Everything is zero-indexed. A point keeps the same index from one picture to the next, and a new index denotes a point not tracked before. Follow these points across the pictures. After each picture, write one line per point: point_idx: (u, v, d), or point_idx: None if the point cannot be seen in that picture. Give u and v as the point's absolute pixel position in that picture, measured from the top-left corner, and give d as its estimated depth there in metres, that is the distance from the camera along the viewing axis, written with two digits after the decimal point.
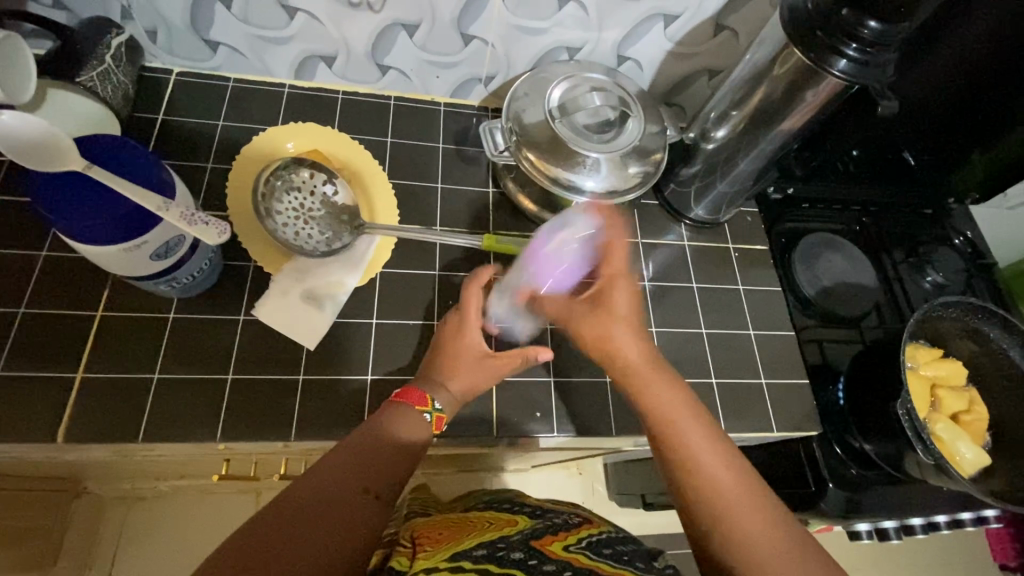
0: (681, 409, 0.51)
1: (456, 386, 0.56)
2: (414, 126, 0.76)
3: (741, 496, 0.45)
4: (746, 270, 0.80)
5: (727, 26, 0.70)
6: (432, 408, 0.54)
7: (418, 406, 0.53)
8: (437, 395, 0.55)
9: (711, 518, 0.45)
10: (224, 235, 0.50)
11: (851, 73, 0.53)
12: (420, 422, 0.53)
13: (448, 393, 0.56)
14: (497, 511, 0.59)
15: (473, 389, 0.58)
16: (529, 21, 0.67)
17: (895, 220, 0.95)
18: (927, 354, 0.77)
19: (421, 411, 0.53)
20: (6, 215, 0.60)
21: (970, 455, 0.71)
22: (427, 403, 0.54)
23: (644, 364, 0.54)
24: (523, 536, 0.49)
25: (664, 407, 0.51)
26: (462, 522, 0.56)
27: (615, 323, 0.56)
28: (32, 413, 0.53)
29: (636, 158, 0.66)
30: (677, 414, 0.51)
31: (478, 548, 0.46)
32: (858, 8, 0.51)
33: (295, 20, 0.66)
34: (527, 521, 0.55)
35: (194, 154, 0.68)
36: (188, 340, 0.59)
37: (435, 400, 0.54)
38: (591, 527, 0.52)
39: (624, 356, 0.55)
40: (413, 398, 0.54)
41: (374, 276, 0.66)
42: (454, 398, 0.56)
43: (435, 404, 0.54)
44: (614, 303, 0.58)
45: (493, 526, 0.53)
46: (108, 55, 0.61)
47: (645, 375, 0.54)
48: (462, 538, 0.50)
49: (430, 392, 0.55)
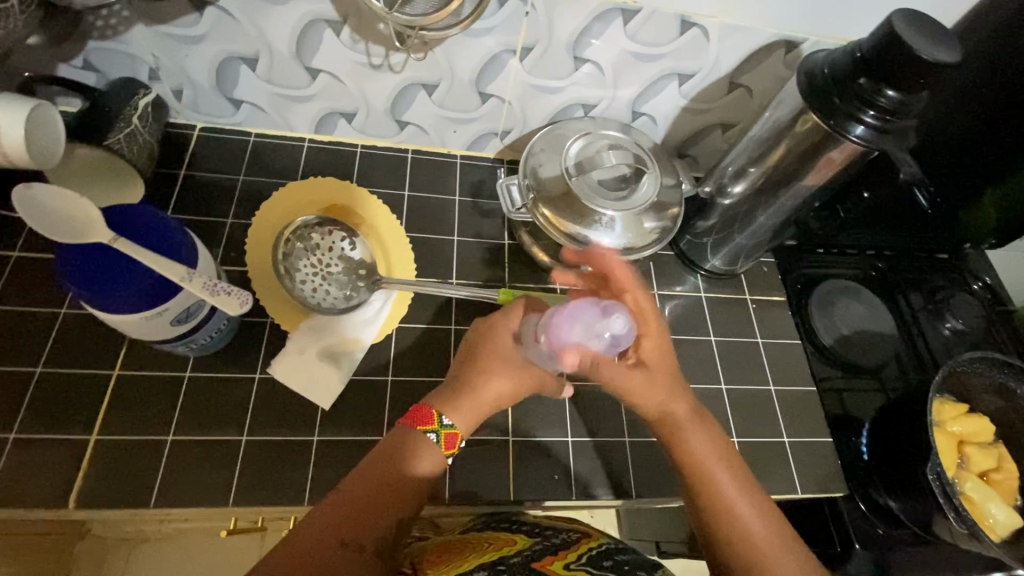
0: (715, 460, 0.52)
1: (478, 395, 0.52)
2: (431, 179, 0.77)
3: (775, 545, 0.49)
4: (762, 320, 0.79)
5: (741, 84, 0.71)
6: (438, 426, 0.50)
7: (421, 424, 0.50)
8: (445, 411, 0.51)
9: (748, 566, 0.48)
10: (246, 305, 0.50)
11: (869, 139, 0.54)
12: (428, 445, 0.50)
13: (466, 404, 0.51)
14: (496, 531, 0.58)
15: (501, 401, 0.54)
16: (545, 80, 0.68)
17: (910, 266, 0.94)
18: (952, 409, 0.75)
19: (424, 431, 0.50)
20: (29, 273, 0.61)
21: (1002, 517, 0.69)
22: (432, 421, 0.50)
23: (682, 418, 0.54)
24: (523, 558, 0.48)
25: (703, 461, 0.52)
26: (461, 544, 0.55)
27: (653, 375, 0.54)
28: (44, 477, 0.53)
29: (652, 214, 0.66)
30: (715, 466, 0.52)
31: (476, 573, 0.46)
32: (876, 77, 0.51)
33: (317, 80, 0.67)
34: (526, 541, 0.54)
35: (215, 209, 0.69)
36: (203, 400, 0.58)
37: (441, 417, 0.50)
38: (590, 542, 0.54)
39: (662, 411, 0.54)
40: (417, 417, 0.50)
41: (391, 332, 0.65)
42: (469, 410, 0.52)
43: (442, 420, 0.50)
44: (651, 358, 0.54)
45: (492, 547, 0.53)
46: (134, 116, 0.63)
47: (681, 428, 0.53)
48: (461, 563, 0.50)
49: (436, 408, 0.51)
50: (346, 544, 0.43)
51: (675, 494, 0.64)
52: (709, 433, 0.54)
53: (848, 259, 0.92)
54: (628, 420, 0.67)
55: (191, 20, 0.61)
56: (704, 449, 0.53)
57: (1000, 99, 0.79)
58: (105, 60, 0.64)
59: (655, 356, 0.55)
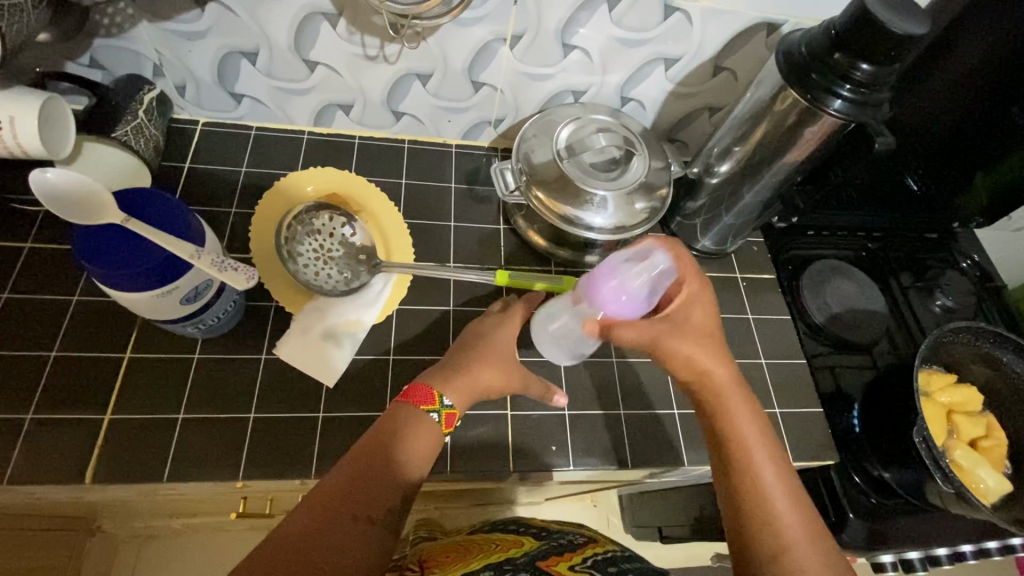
0: (757, 437, 0.51)
1: (476, 376, 0.55)
2: (427, 167, 0.79)
3: (806, 533, 0.46)
4: (753, 298, 0.81)
5: (726, 67, 0.73)
6: (439, 406, 0.52)
7: (423, 404, 0.52)
8: (445, 391, 0.53)
9: (773, 547, 0.46)
10: (252, 280, 0.52)
11: (846, 112, 0.56)
12: (428, 423, 0.51)
13: (461, 386, 0.54)
14: (504, 533, 0.60)
15: (492, 388, 0.57)
16: (535, 68, 0.71)
17: (900, 245, 0.96)
18: (940, 380, 0.77)
19: (427, 411, 0.52)
20: (43, 263, 0.63)
21: (991, 482, 0.70)
22: (433, 402, 0.52)
23: (723, 391, 0.53)
24: (529, 558, 0.50)
25: (742, 433, 0.51)
26: (470, 545, 0.58)
27: (698, 342, 0.54)
28: (60, 455, 0.55)
29: (642, 194, 0.68)
30: (753, 442, 0.51)
31: (483, 571, 0.48)
32: (850, 52, 0.53)
33: (315, 72, 0.70)
34: (533, 543, 0.56)
35: (219, 200, 0.72)
36: (212, 380, 0.60)
37: (442, 398, 0.52)
38: (597, 547, 0.53)
39: (704, 381, 0.53)
40: (419, 397, 0.52)
41: (391, 313, 0.67)
42: (464, 393, 0.54)
43: (442, 401, 0.52)
44: (696, 331, 0.55)
45: (500, 548, 0.55)
46: (141, 110, 0.65)
47: (724, 399, 0.53)
48: (471, 560, 0.52)
49: (436, 389, 0.53)
50: (358, 519, 0.43)
51: (668, 465, 0.66)
52: (755, 415, 0.53)
53: (838, 240, 0.94)
54: (623, 394, 0.69)
55: (193, 16, 0.63)
56: (746, 426, 0.52)
57: (983, 79, 0.80)
58: (110, 58, 0.67)
59: (707, 321, 0.56)
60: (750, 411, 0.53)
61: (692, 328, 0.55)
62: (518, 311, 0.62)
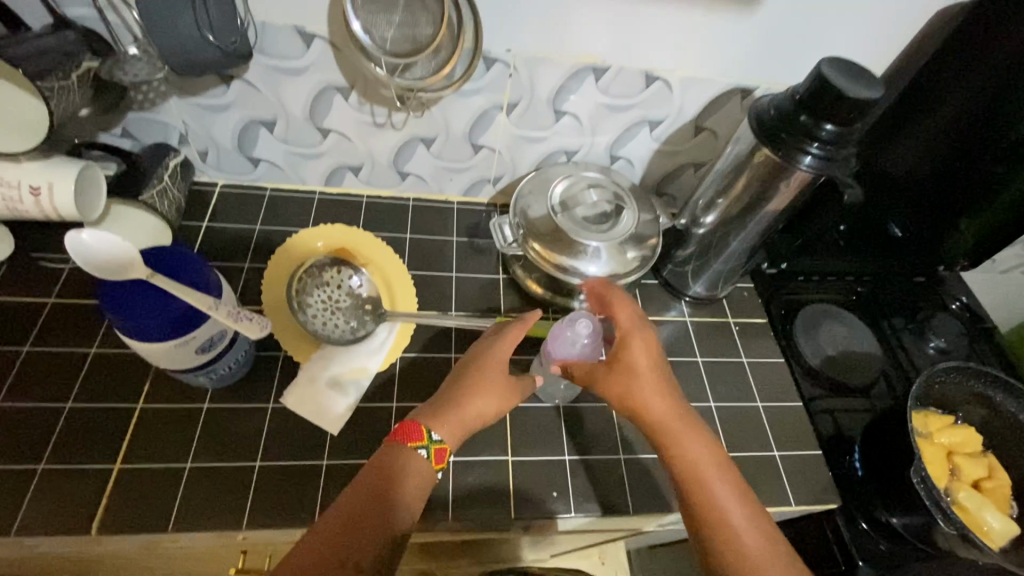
0: (710, 463, 0.54)
1: (466, 408, 0.56)
2: (431, 223, 0.84)
3: (769, 553, 0.50)
4: (746, 342, 0.84)
5: (706, 127, 0.79)
6: (428, 441, 0.53)
7: (412, 440, 0.53)
8: (434, 426, 0.54)
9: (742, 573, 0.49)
10: (265, 329, 0.56)
11: (817, 167, 0.61)
12: (418, 461, 0.53)
13: (450, 418, 0.55)
14: None
15: (485, 417, 0.57)
16: (530, 132, 0.77)
17: (890, 289, 1.00)
18: (937, 421, 0.78)
19: (415, 447, 0.53)
20: (65, 318, 0.67)
21: (997, 525, 0.70)
22: (422, 437, 0.53)
23: (668, 422, 0.56)
24: None
25: (692, 461, 0.54)
26: None
27: (644, 378, 0.57)
28: (68, 506, 0.55)
29: (633, 244, 0.72)
30: (705, 468, 0.54)
31: None
32: (815, 114, 0.59)
33: (327, 138, 0.76)
34: None
35: (233, 256, 0.76)
36: (220, 430, 0.62)
37: (431, 433, 0.54)
38: None
39: (649, 414, 0.56)
40: (408, 433, 0.54)
41: (395, 361, 0.70)
42: (455, 426, 0.55)
43: (431, 436, 0.54)
44: (638, 366, 0.58)
45: None
46: (166, 175, 0.72)
47: (670, 430, 0.56)
48: None
49: (425, 425, 0.54)
50: (346, 562, 0.44)
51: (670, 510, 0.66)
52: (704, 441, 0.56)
53: (828, 285, 0.97)
54: (622, 438, 0.70)
55: (219, 92, 0.70)
56: (697, 453, 0.55)
57: (956, 138, 0.84)
58: (141, 128, 0.73)
59: (650, 355, 0.59)
60: (697, 439, 0.56)
61: (635, 363, 0.58)
62: (515, 326, 0.62)
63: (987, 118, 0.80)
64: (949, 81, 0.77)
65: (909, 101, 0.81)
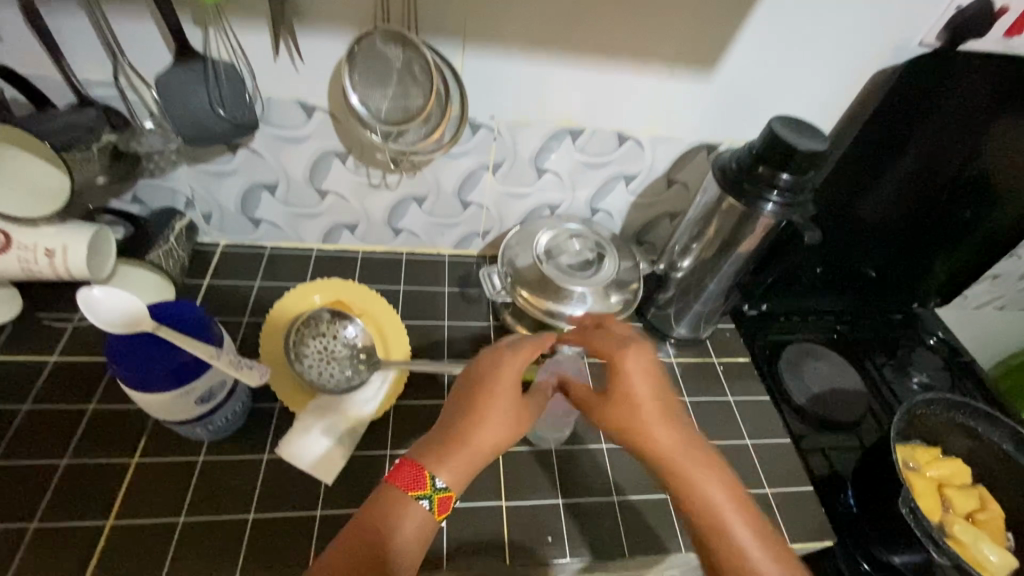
0: (724, 498, 0.52)
1: (476, 445, 0.53)
2: (423, 275, 0.88)
3: None
4: (731, 381, 0.86)
5: (678, 181, 0.85)
6: (431, 490, 0.50)
7: (412, 490, 0.50)
8: (438, 472, 0.51)
9: None
10: (263, 377, 0.59)
11: (778, 213, 0.66)
12: (418, 510, 0.49)
13: (457, 458, 0.52)
14: None
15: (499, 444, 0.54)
16: (515, 188, 0.83)
17: (868, 328, 1.03)
18: (925, 454, 0.79)
19: (416, 497, 0.50)
20: (65, 375, 0.68)
21: (995, 558, 0.69)
22: (424, 487, 0.50)
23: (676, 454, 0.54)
24: None
25: (706, 495, 0.52)
26: None
27: (647, 411, 0.56)
28: (56, 565, 0.55)
29: (616, 288, 0.77)
30: (719, 502, 0.52)
31: None
32: (771, 166, 0.65)
33: (326, 199, 0.81)
34: None
35: (233, 311, 0.79)
36: (214, 482, 0.62)
37: (433, 480, 0.50)
38: None
39: (655, 447, 0.55)
40: (409, 480, 0.50)
41: (389, 410, 0.71)
42: (464, 465, 0.52)
43: (435, 483, 0.50)
44: (641, 398, 0.56)
45: None
46: (172, 236, 0.77)
47: (680, 462, 0.54)
48: None
49: (427, 470, 0.51)
50: None
51: (666, 553, 0.66)
52: (717, 473, 0.54)
53: (808, 325, 1.00)
54: (614, 480, 0.71)
55: (226, 160, 0.75)
56: (710, 488, 0.53)
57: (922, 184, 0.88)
58: (149, 193, 0.78)
59: (652, 385, 0.57)
60: (709, 471, 0.54)
61: (637, 395, 0.56)
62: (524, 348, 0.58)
63: (940, 166, 0.86)
64: (909, 135, 0.82)
65: (875, 151, 0.84)
